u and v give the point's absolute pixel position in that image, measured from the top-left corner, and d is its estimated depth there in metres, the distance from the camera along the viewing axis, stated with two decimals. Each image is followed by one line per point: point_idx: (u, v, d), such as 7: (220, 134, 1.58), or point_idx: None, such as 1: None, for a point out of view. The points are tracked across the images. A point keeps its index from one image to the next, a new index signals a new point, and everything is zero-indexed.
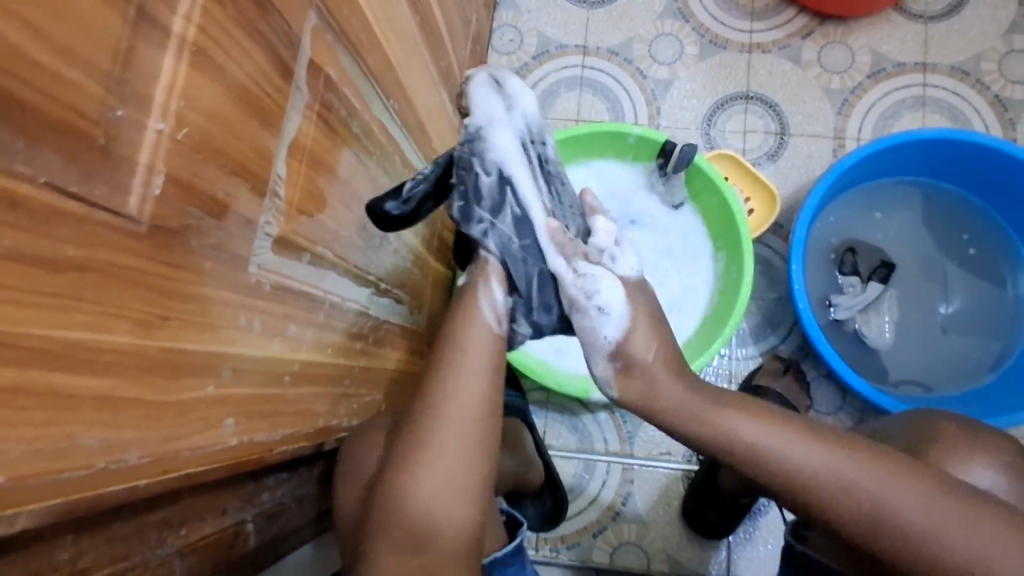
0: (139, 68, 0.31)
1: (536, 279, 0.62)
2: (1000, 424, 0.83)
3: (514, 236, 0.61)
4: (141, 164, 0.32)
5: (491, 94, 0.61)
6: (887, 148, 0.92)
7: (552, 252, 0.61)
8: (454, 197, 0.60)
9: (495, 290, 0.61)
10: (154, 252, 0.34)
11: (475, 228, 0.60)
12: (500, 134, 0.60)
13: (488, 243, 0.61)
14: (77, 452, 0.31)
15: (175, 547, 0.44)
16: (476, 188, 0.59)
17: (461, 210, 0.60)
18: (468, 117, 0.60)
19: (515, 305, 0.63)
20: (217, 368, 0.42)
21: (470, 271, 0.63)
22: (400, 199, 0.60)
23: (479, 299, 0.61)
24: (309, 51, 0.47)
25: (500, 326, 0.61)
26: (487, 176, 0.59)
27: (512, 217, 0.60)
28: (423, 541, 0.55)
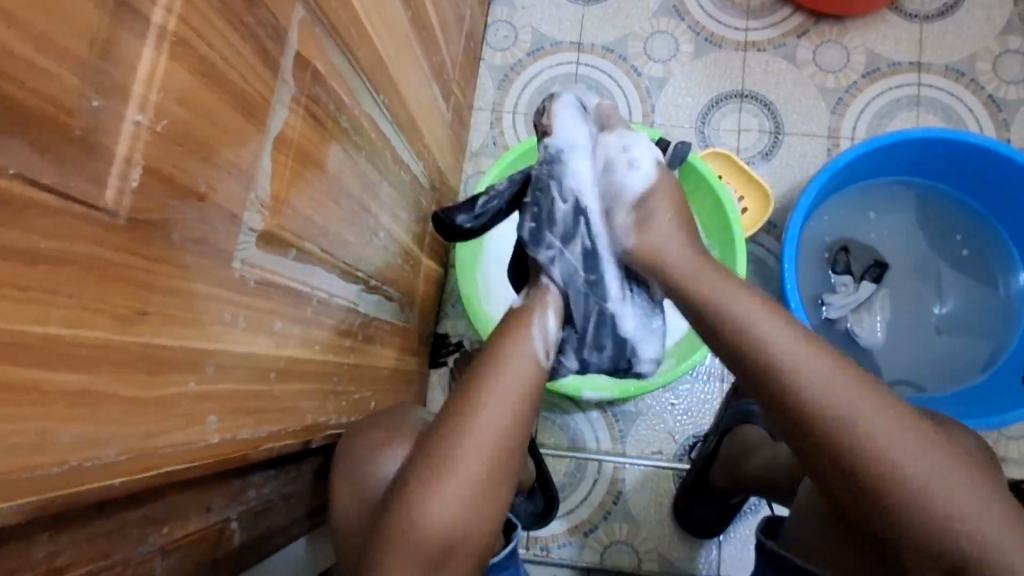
0: (118, 58, 0.31)
1: (592, 313, 0.69)
2: (982, 425, 0.84)
3: (580, 267, 0.68)
4: (119, 156, 0.32)
5: (575, 117, 0.70)
6: (881, 147, 0.92)
7: (611, 284, 0.69)
8: (529, 220, 0.69)
9: (551, 321, 0.65)
10: (133, 245, 0.34)
11: (544, 253, 0.68)
12: (580, 162, 0.69)
13: (554, 271, 0.68)
14: (51, 449, 0.31)
15: (157, 545, 0.43)
16: (552, 212, 0.68)
17: (532, 234, 0.68)
18: (551, 138, 0.69)
19: (567, 334, 0.69)
20: (200, 364, 0.42)
21: (529, 296, 0.68)
22: (472, 215, 0.72)
23: (531, 327, 0.64)
24: (295, 44, 0.47)
25: (547, 360, 0.63)
26: (564, 203, 0.68)
27: (581, 246, 0.68)
28: (417, 545, 0.53)
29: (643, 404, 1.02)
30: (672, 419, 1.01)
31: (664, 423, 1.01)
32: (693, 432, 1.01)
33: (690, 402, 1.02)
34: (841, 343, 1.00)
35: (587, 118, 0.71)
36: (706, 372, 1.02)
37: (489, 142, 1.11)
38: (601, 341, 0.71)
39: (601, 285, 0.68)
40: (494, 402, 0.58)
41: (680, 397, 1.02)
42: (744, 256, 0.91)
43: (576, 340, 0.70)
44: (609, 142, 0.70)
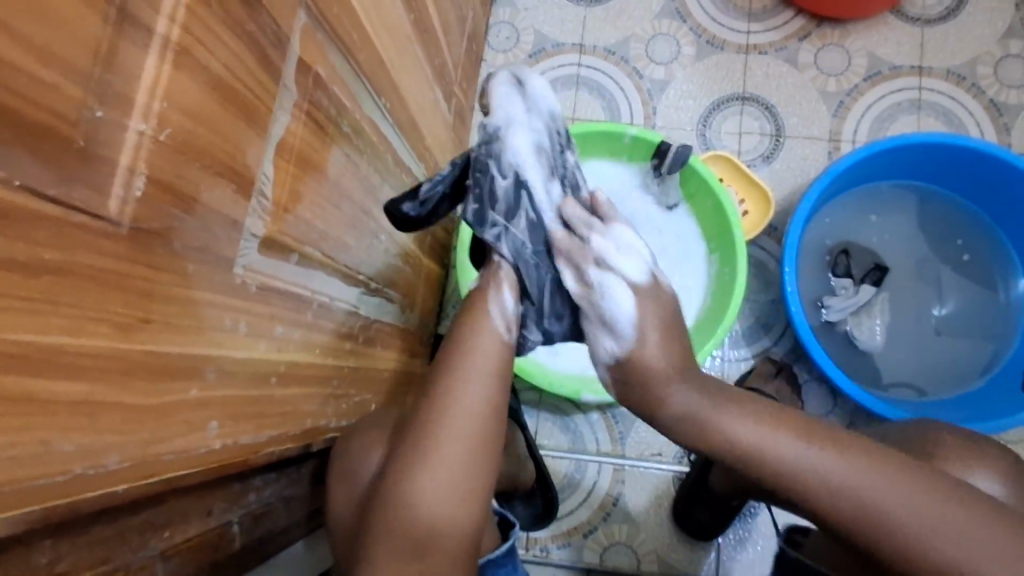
0: (121, 68, 0.31)
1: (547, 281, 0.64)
2: (986, 430, 0.83)
3: (528, 240, 0.64)
4: (122, 166, 0.32)
5: (512, 96, 0.65)
6: (882, 152, 0.92)
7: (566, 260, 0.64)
8: (471, 202, 0.63)
9: (506, 297, 0.63)
10: (135, 254, 0.34)
11: (489, 232, 0.63)
12: (516, 138, 0.64)
13: (502, 247, 0.64)
14: (53, 457, 0.31)
15: (157, 549, 0.44)
16: (494, 191, 0.63)
17: (475, 214, 0.63)
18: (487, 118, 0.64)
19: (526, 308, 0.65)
20: (200, 370, 0.42)
21: (482, 275, 0.65)
22: (418, 201, 0.66)
23: (490, 306, 0.62)
24: (297, 50, 0.47)
25: (509, 334, 0.62)
26: (504, 180, 0.63)
27: (527, 220, 0.64)
28: (412, 541, 0.55)
29: None
30: None
31: None
32: None
33: None
34: (840, 345, 1.00)
35: (524, 90, 0.65)
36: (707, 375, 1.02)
37: None
38: (562, 309, 0.65)
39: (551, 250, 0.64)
40: (495, 408, 0.58)
41: None
42: (744, 259, 0.91)
43: (537, 312, 0.65)
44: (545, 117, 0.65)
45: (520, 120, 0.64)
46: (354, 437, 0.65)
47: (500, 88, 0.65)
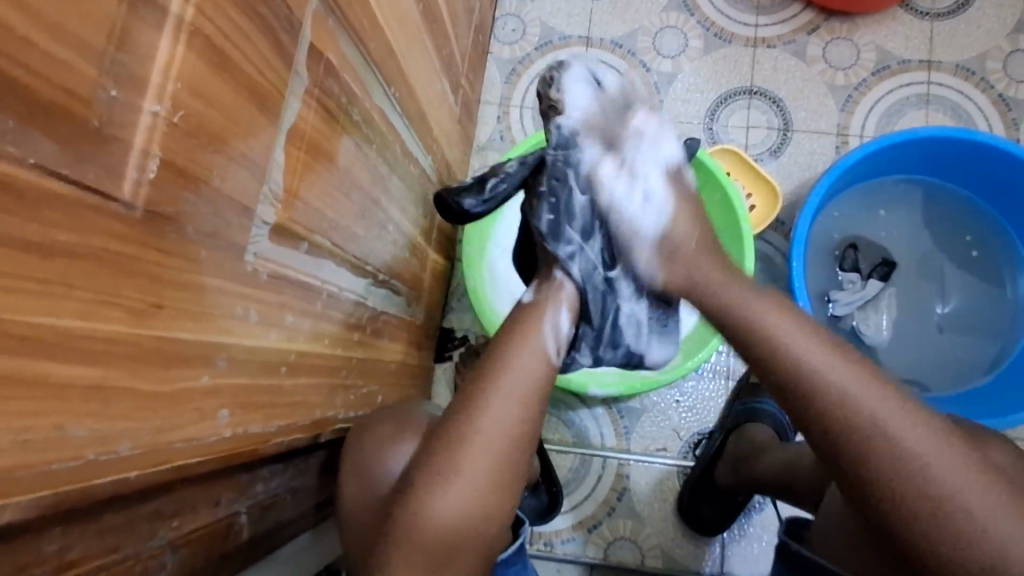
0: (135, 49, 0.30)
1: (610, 312, 0.68)
2: (996, 425, 0.83)
3: (598, 259, 0.66)
4: (135, 148, 0.31)
5: (587, 93, 0.65)
6: (892, 146, 0.92)
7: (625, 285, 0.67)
8: (546, 212, 0.65)
9: (564, 319, 0.64)
10: (148, 239, 0.33)
11: (563, 247, 0.65)
12: (596, 143, 0.65)
13: (573, 267, 0.65)
14: (65, 443, 0.30)
15: (167, 539, 0.43)
16: (569, 203, 0.65)
17: (551, 225, 0.65)
18: (564, 117, 0.64)
19: (584, 329, 0.69)
20: (211, 358, 0.41)
21: (541, 290, 0.66)
22: (481, 198, 0.65)
23: (544, 322, 0.63)
24: (309, 35, 0.46)
25: (557, 357, 0.62)
26: (581, 195, 0.65)
27: (600, 238, 0.66)
28: (425, 543, 0.53)
29: (648, 401, 1.02)
30: (677, 416, 1.01)
31: (668, 420, 1.01)
32: (699, 430, 1.00)
33: (695, 399, 1.01)
34: (846, 340, 1.00)
35: (599, 89, 0.66)
36: (712, 369, 1.02)
37: (496, 136, 1.10)
38: (617, 338, 0.71)
39: (617, 281, 0.67)
40: (516, 411, 0.57)
41: (685, 394, 1.02)
42: (752, 253, 0.91)
43: (595, 337, 0.70)
44: (630, 119, 0.66)
45: (598, 127, 0.65)
46: (363, 429, 0.65)
47: (571, 76, 0.65)
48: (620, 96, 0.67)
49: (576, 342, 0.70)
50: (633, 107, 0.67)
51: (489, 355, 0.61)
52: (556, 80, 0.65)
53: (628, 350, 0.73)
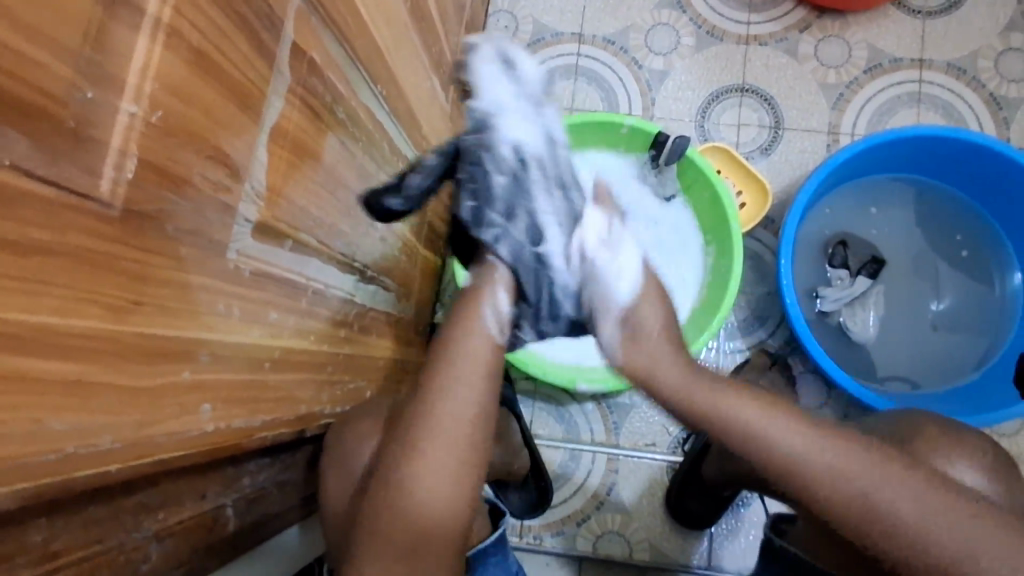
0: (112, 50, 0.31)
1: (545, 287, 0.67)
2: (981, 422, 0.84)
3: (526, 240, 0.64)
4: (113, 148, 0.32)
5: (499, 73, 0.65)
6: (882, 144, 0.92)
7: (556, 256, 0.66)
8: (466, 198, 0.63)
9: (503, 301, 0.63)
10: (127, 237, 0.34)
11: (487, 232, 0.64)
12: (509, 123, 0.63)
13: (501, 249, 0.64)
14: (44, 437, 0.31)
15: (152, 530, 0.44)
16: (490, 187, 0.62)
17: (473, 212, 0.64)
18: (475, 101, 0.64)
19: (522, 309, 0.67)
20: (193, 354, 0.42)
21: (477, 274, 0.66)
22: (403, 196, 0.64)
23: (482, 306, 0.62)
24: (292, 34, 0.47)
25: (502, 336, 0.62)
26: (500, 177, 0.62)
27: (526, 220, 0.64)
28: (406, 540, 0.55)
29: (637, 397, 1.03)
30: (666, 412, 1.02)
31: (657, 415, 1.02)
32: (687, 425, 1.01)
33: None
34: (834, 336, 1.00)
35: (511, 69, 0.65)
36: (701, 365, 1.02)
37: None
38: (557, 312, 0.69)
39: (547, 257, 0.65)
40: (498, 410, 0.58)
41: None
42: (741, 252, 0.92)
43: (535, 310, 0.68)
44: (537, 100, 0.64)
45: (508, 108, 0.63)
46: (351, 425, 0.65)
47: (478, 57, 0.66)
48: (532, 74, 0.66)
49: (517, 322, 0.68)
50: (537, 86, 0.66)
51: (438, 342, 0.61)
52: (466, 66, 0.66)
53: (572, 323, 0.70)
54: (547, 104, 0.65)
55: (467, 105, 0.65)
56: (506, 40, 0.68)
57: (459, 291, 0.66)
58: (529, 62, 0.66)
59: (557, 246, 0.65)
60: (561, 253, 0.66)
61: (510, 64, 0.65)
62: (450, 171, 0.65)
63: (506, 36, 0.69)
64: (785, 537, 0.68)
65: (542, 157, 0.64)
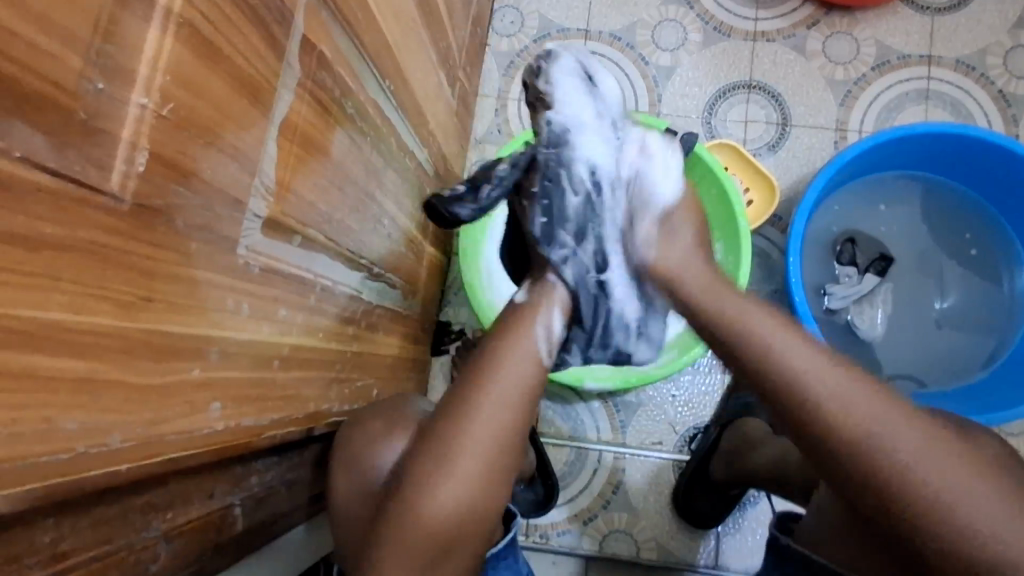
0: (122, 40, 0.30)
1: (600, 313, 0.73)
2: (990, 421, 0.83)
3: (592, 265, 0.70)
4: (123, 140, 0.31)
5: (580, 88, 0.69)
6: (892, 140, 0.91)
7: (615, 284, 0.71)
8: (539, 215, 0.70)
9: (558, 322, 0.67)
10: (137, 232, 0.33)
11: (557, 251, 0.70)
12: (585, 141, 0.69)
13: (565, 271, 0.70)
14: (55, 436, 0.31)
15: (160, 530, 0.43)
16: (562, 206, 0.69)
17: (544, 229, 0.70)
18: (555, 113, 0.68)
19: (575, 330, 0.73)
20: (203, 351, 0.42)
21: (534, 291, 0.69)
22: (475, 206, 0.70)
23: (538, 325, 0.65)
24: (301, 27, 0.46)
25: (549, 360, 0.64)
26: (575, 196, 0.69)
27: (594, 242, 0.70)
28: (415, 540, 0.54)
29: (644, 395, 1.02)
30: (672, 410, 1.01)
31: (664, 414, 1.01)
32: (694, 424, 1.01)
33: (691, 394, 1.02)
34: (841, 334, 1.00)
35: (593, 88, 0.70)
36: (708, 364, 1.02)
37: (494, 130, 1.10)
38: (606, 339, 0.77)
39: (607, 284, 0.71)
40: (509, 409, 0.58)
41: (680, 388, 1.02)
42: (748, 248, 0.91)
43: (586, 330, 0.74)
44: (615, 120, 0.70)
45: (587, 123, 0.69)
46: (359, 424, 0.65)
47: (560, 70, 0.69)
48: (612, 93, 0.71)
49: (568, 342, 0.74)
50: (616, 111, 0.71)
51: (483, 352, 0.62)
52: (546, 74, 0.69)
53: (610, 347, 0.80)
54: (623, 125, 0.71)
55: (541, 116, 0.69)
56: (584, 55, 0.73)
57: (513, 302, 0.68)
58: (610, 82, 0.71)
59: (618, 274, 0.71)
60: (623, 248, 0.70)
61: (591, 81, 0.70)
62: (521, 185, 0.71)
63: (585, 52, 0.73)
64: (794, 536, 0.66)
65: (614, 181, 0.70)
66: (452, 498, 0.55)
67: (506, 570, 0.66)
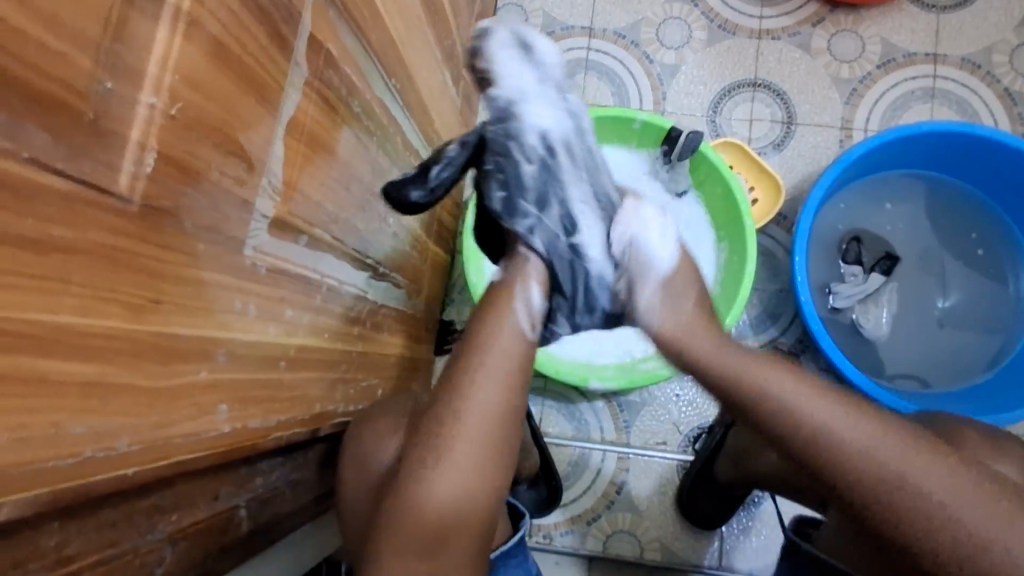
0: (131, 40, 0.30)
1: (579, 276, 0.68)
2: (995, 421, 0.83)
3: (560, 230, 0.66)
4: (132, 141, 0.31)
5: (516, 60, 0.64)
6: (898, 139, 0.91)
7: (591, 247, 0.68)
8: (497, 189, 0.65)
9: (535, 295, 0.64)
10: (145, 234, 0.33)
11: (521, 222, 0.65)
12: (533, 111, 0.64)
13: (534, 240, 0.66)
14: (63, 441, 0.30)
15: (165, 533, 0.43)
16: (518, 176, 0.64)
17: (504, 204, 0.65)
18: (495, 88, 0.64)
19: (557, 301, 0.69)
20: (210, 353, 0.41)
21: (508, 268, 0.66)
22: (425, 188, 0.64)
23: (514, 300, 0.63)
24: (309, 25, 0.45)
25: (532, 331, 0.62)
26: (529, 164, 0.64)
27: (557, 211, 0.66)
28: (414, 543, 0.54)
29: (648, 394, 1.02)
30: (676, 410, 1.01)
31: (668, 414, 1.01)
32: (698, 423, 1.00)
33: (695, 394, 1.01)
34: (846, 333, 0.99)
35: (532, 56, 0.64)
36: None
37: None
38: (591, 303, 0.70)
39: (580, 246, 0.67)
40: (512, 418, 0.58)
41: (684, 388, 1.01)
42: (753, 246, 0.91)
43: (565, 292, 0.68)
44: (558, 84, 0.65)
45: (533, 94, 0.64)
46: (365, 424, 0.64)
47: (495, 44, 0.64)
48: (552, 56, 0.66)
49: (551, 315, 0.70)
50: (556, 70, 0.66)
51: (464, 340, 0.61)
52: (484, 53, 0.65)
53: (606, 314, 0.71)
54: (567, 91, 0.66)
55: (485, 95, 0.65)
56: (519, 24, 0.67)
57: (489, 285, 0.66)
58: (548, 46, 0.66)
59: (590, 236, 0.68)
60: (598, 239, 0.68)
61: (527, 48, 0.65)
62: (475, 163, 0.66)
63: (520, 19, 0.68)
64: (814, 542, 0.67)
65: (570, 141, 0.65)
66: (452, 501, 0.54)
67: (516, 571, 0.65)
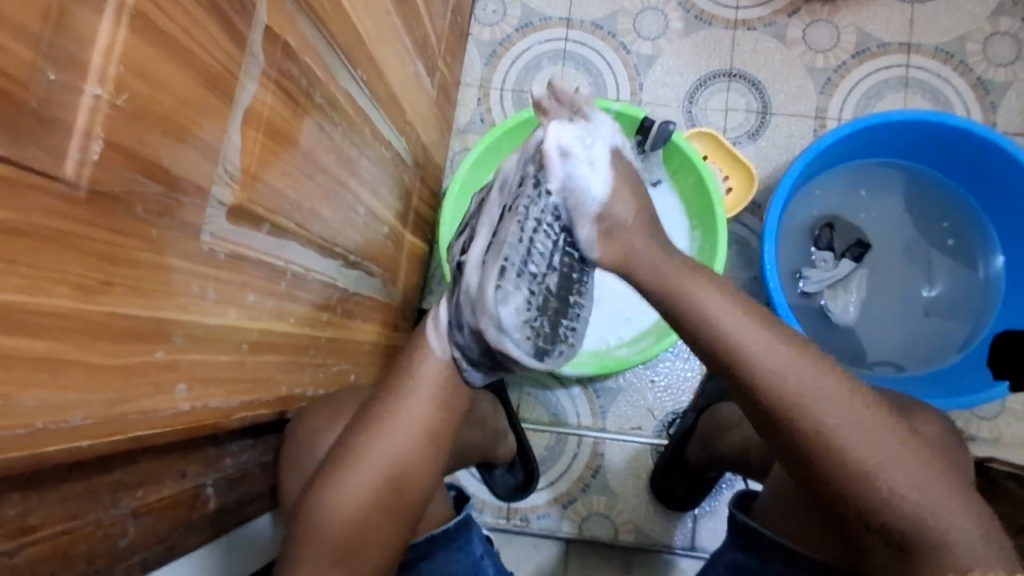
0: (74, 32, 0.31)
1: (461, 296, 0.60)
2: (952, 405, 0.85)
3: (462, 245, 0.63)
4: (78, 129, 0.32)
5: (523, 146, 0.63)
6: (867, 129, 0.92)
7: (473, 270, 0.58)
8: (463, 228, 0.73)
9: (443, 310, 0.63)
10: (94, 217, 0.35)
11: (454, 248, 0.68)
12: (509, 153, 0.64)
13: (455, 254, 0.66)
14: (15, 412, 0.32)
15: (130, 507, 0.45)
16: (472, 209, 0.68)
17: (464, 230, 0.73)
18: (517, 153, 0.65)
19: (450, 319, 0.62)
20: (168, 334, 0.43)
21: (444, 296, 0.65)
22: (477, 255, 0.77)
23: (429, 329, 0.63)
24: (264, 17, 0.47)
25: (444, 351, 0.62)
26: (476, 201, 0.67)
27: (468, 230, 0.64)
28: (322, 535, 0.56)
29: (624, 380, 1.03)
30: (652, 395, 1.03)
31: (644, 399, 1.03)
32: (672, 409, 1.02)
33: (670, 379, 1.03)
34: (816, 319, 1.01)
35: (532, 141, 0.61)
36: (687, 350, 1.03)
37: (477, 119, 1.11)
38: (462, 319, 0.60)
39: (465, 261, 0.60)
40: (429, 417, 0.60)
41: (660, 373, 1.03)
42: (724, 235, 0.92)
43: (454, 311, 0.60)
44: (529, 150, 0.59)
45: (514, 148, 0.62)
46: (307, 409, 0.65)
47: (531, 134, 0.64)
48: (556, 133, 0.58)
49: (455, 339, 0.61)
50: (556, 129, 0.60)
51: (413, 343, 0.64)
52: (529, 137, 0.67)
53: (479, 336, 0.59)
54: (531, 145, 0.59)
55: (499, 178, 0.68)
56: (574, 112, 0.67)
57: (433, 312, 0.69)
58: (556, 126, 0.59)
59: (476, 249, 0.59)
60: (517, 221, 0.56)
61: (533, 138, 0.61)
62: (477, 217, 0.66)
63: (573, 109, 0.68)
64: (749, 513, 0.68)
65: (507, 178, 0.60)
66: (355, 496, 0.57)
67: (455, 553, 0.67)
